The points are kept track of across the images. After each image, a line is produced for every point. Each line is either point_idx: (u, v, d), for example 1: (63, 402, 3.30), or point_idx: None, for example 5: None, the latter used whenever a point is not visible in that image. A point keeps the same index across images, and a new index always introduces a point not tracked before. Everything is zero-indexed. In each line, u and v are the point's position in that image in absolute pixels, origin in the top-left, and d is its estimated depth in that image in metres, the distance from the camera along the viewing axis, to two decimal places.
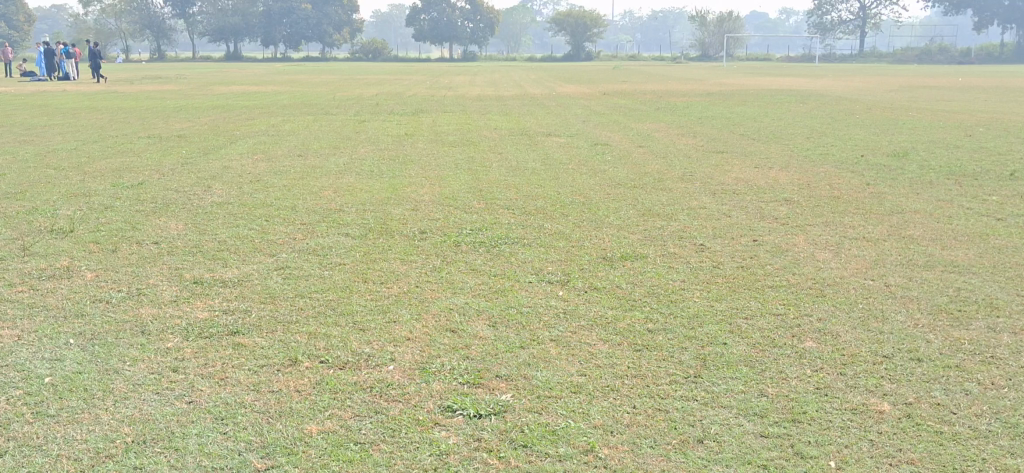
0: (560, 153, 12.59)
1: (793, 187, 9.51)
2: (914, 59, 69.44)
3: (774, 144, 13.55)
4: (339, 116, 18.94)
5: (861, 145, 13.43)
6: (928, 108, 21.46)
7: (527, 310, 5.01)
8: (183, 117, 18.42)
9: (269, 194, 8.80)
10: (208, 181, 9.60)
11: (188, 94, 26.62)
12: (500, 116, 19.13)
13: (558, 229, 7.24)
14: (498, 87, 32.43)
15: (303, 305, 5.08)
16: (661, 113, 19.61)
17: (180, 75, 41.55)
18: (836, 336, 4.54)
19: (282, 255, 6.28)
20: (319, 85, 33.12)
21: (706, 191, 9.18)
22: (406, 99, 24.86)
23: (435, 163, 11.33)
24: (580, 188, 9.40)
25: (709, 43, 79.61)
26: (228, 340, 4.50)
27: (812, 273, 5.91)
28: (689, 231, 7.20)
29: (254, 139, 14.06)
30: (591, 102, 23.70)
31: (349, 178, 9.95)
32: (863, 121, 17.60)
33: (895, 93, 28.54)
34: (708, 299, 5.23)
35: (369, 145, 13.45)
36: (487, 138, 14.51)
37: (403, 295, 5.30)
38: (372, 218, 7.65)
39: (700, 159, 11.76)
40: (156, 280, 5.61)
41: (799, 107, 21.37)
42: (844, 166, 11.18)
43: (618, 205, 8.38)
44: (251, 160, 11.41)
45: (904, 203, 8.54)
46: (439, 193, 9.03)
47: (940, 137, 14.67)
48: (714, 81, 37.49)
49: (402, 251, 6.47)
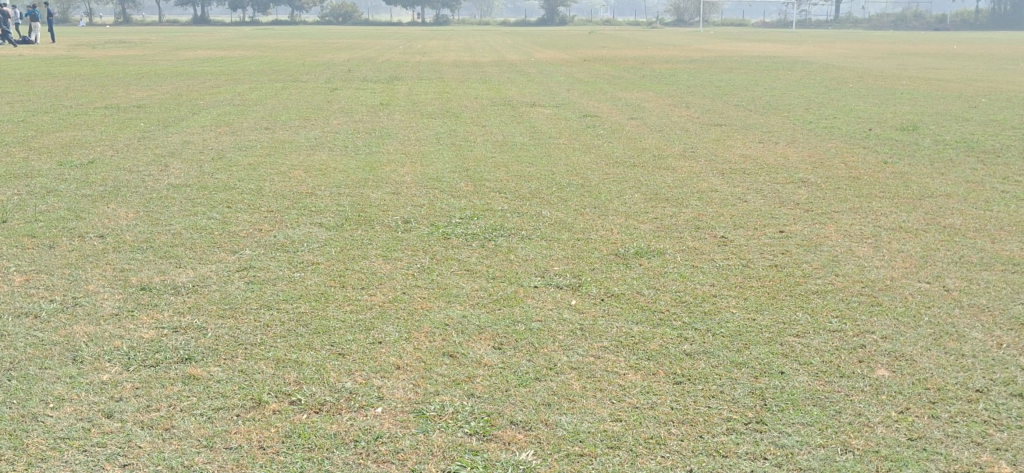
0: (548, 125, 11.84)
1: (807, 166, 8.79)
2: (889, 26, 69.11)
3: (773, 116, 12.84)
4: (309, 83, 18.01)
5: (865, 117, 12.77)
6: (922, 76, 20.83)
7: (537, 326, 4.22)
8: (144, 84, 17.39)
9: (232, 175, 7.94)
10: (166, 158, 8.73)
11: (152, 59, 25.55)
12: (480, 84, 18.27)
13: (559, 217, 6.45)
14: (475, 52, 31.63)
15: (269, 320, 4.26)
16: (648, 81, 18.88)
17: (144, 38, 40.34)
18: (912, 362, 3.79)
19: (245, 252, 5.44)
20: (288, 50, 32.12)
21: (713, 171, 8.43)
22: (378, 65, 23.92)
23: (415, 137, 10.52)
24: (576, 167, 8.63)
25: (685, 9, 78.96)
26: (176, 370, 3.68)
27: (857, 272, 5.18)
28: (705, 220, 6.44)
29: (218, 109, 13.15)
30: (572, 68, 22.93)
31: (321, 155, 9.12)
32: (858, 91, 16.96)
33: (882, 60, 27.97)
34: (747, 309, 4.47)
35: (343, 115, 12.60)
36: (469, 109, 13.68)
37: (389, 305, 4.50)
38: (348, 204, 6.84)
39: (699, 134, 11.00)
40: (96, 285, 4.75)
41: (788, 76, 20.68)
42: (853, 140, 10.49)
43: (620, 187, 7.62)
44: (215, 133, 10.53)
45: (932, 184, 7.85)
46: (420, 172, 8.23)
47: (943, 108, 14.04)
48: (695, 47, 36.83)
49: (385, 246, 5.66)
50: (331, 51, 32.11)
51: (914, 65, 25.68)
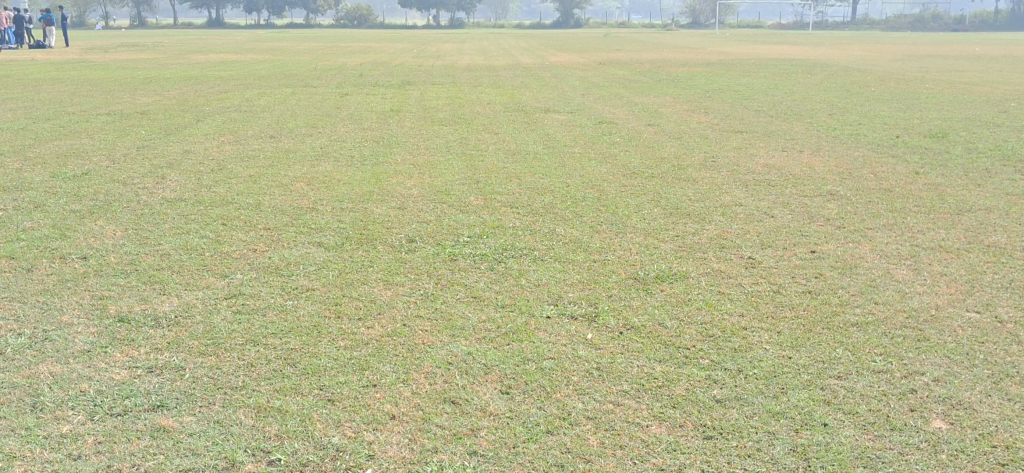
0: (562, 132, 11.46)
1: (835, 177, 8.35)
2: (907, 27, 68.42)
3: (795, 122, 12.42)
4: (319, 88, 17.66)
5: (892, 123, 12.33)
6: (947, 79, 20.36)
7: (550, 365, 3.81)
8: (151, 89, 17.07)
9: (231, 187, 7.57)
10: (164, 170, 8.37)
11: (163, 63, 25.27)
12: (493, 88, 17.92)
13: (574, 235, 6.05)
14: (489, 56, 31.21)
15: (255, 358, 3.87)
16: (665, 85, 18.47)
17: (157, 42, 40.11)
18: (972, 412, 3.37)
19: (236, 276, 5.06)
20: (301, 53, 31.86)
21: (736, 183, 8.01)
22: (391, 69, 23.59)
23: (425, 146, 10.14)
24: (591, 178, 8.24)
25: (700, 11, 78.45)
26: (146, 421, 3.30)
27: (900, 299, 4.76)
28: (730, 238, 6.03)
29: (224, 116, 12.80)
30: (587, 72, 22.54)
31: (326, 165, 8.75)
32: (881, 95, 16.51)
33: (903, 62, 27.47)
34: (782, 346, 4.06)
35: (351, 123, 12.25)
36: (481, 115, 13.29)
37: (387, 338, 4.10)
38: (350, 220, 6.45)
39: (719, 141, 10.60)
40: (70, 316, 4.38)
41: (808, 79, 20.26)
42: (880, 148, 10.06)
43: (637, 201, 7.21)
44: (218, 142, 10.17)
45: (970, 197, 7.42)
46: (428, 184, 7.85)
47: (970, 113, 13.56)
48: (712, 50, 36.36)
49: (386, 268, 5.27)
50: (344, 54, 31.89)
51: (937, 66, 25.19)
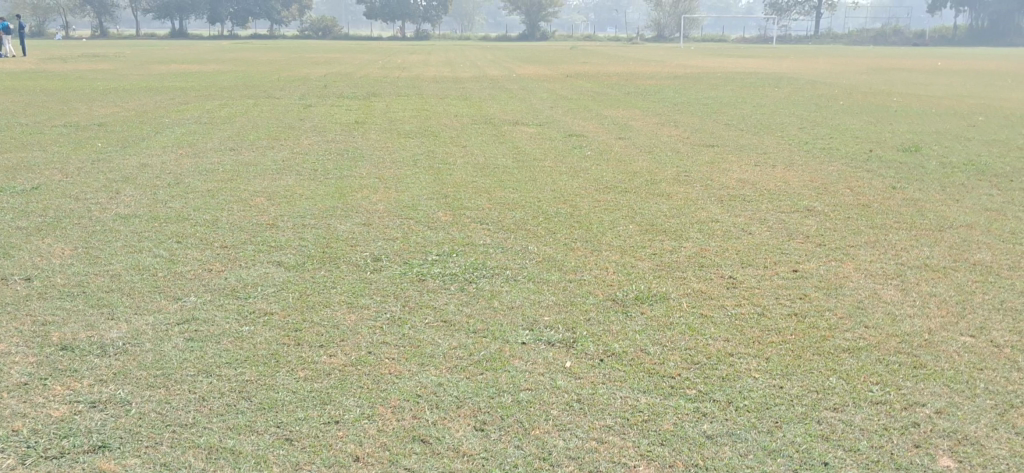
0: (532, 145, 11.22)
1: (811, 192, 8.19)
2: (870, 41, 69.03)
3: (767, 136, 12.28)
4: (282, 99, 17.31)
5: (864, 137, 12.23)
6: (914, 93, 20.41)
7: (527, 398, 3.55)
8: (108, 100, 16.62)
9: (187, 203, 7.25)
10: (118, 184, 8.02)
11: (122, 74, 24.73)
12: (460, 100, 17.67)
13: (547, 254, 5.80)
14: (454, 67, 30.99)
15: (208, 392, 3.58)
16: (633, 97, 18.34)
17: (118, 53, 39.38)
18: (979, 448, 3.16)
19: (190, 299, 4.74)
20: (264, 64, 31.48)
21: (711, 198, 7.82)
22: (355, 80, 23.25)
23: (390, 159, 9.86)
24: (563, 192, 8.01)
25: (665, 24, 78.77)
26: (85, 465, 3.00)
27: (891, 322, 4.55)
28: (710, 256, 5.81)
29: (183, 128, 12.43)
30: (554, 84, 22.36)
31: (288, 179, 8.44)
32: (851, 108, 16.46)
33: (868, 75, 27.59)
34: (772, 374, 3.83)
35: (314, 134, 11.94)
36: (448, 128, 13.01)
37: (351, 368, 3.82)
38: (312, 238, 6.16)
39: (692, 155, 10.42)
40: (8, 345, 4.05)
41: (776, 92, 20.22)
42: (855, 163, 9.92)
43: (612, 217, 6.98)
44: (175, 155, 9.81)
45: (951, 213, 7.27)
46: (394, 199, 7.57)
47: (940, 127, 13.52)
48: (678, 62, 36.40)
49: (350, 290, 4.98)
50: (308, 65, 31.56)
51: (903, 79, 25.35)
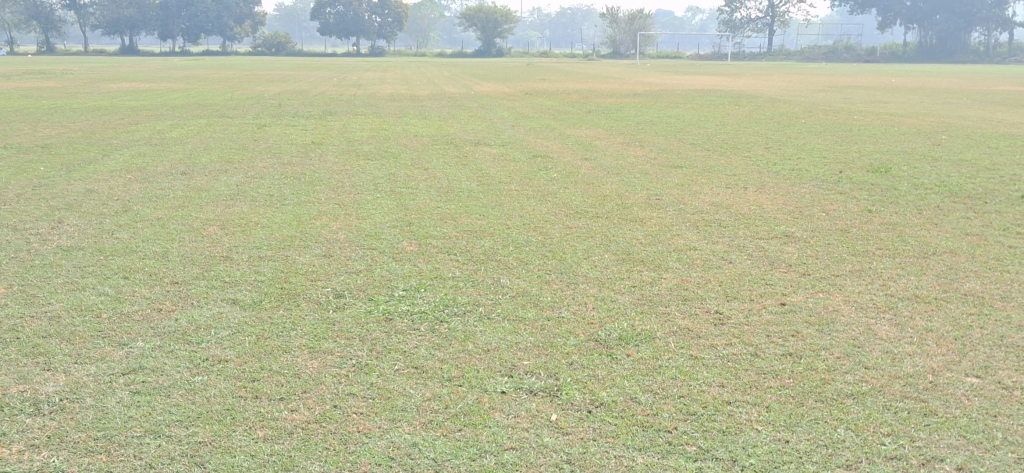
0: (496, 166, 10.94)
1: (787, 216, 7.96)
2: (822, 58, 69.74)
3: (734, 156, 12.09)
4: (236, 119, 16.85)
5: (831, 157, 12.07)
6: (874, 111, 20.44)
7: (511, 459, 3.23)
8: (54, 120, 16.06)
9: (135, 233, 6.83)
10: (61, 212, 7.59)
11: (70, 92, 24.07)
12: (419, 119, 17.35)
13: (521, 288, 5.49)
14: (412, 84, 30.69)
15: (156, 458, 3.20)
16: (595, 116, 18.13)
17: (65, 70, 38.56)
18: None
19: (137, 345, 4.36)
20: (216, 82, 30.86)
21: (685, 223, 7.56)
22: (311, 99, 22.82)
23: (350, 183, 9.51)
24: (532, 218, 7.71)
25: (620, 41, 79.14)
26: None
27: (891, 362, 4.29)
28: (693, 289, 5.53)
29: (131, 150, 11.97)
30: (514, 102, 22.11)
31: (243, 206, 8.06)
32: (813, 127, 16.38)
33: (825, 93, 27.71)
34: (775, 425, 3.54)
35: (270, 156, 11.55)
36: (408, 149, 12.68)
37: (316, 426, 3.46)
38: (270, 272, 5.79)
39: (660, 177, 10.19)
40: None
41: (737, 110, 20.15)
42: (827, 184, 9.74)
43: (585, 245, 6.70)
44: (124, 180, 9.37)
45: (932, 238, 7.08)
46: (356, 227, 7.22)
47: (905, 146, 13.45)
48: (637, 79, 36.34)
49: (313, 333, 4.62)
50: (262, 82, 31.01)
51: (861, 97, 25.45)
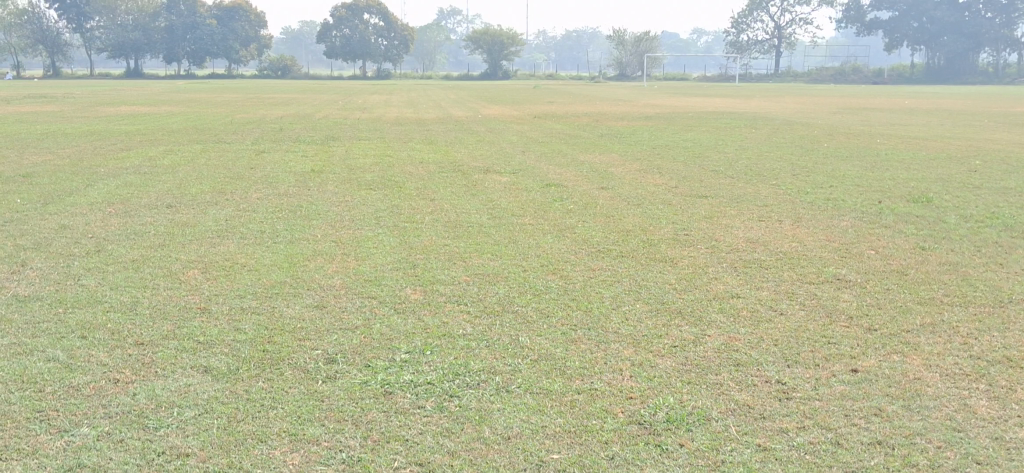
0: (508, 197, 10.18)
1: (833, 256, 7.15)
2: (829, 80, 68.97)
3: (760, 184, 11.32)
4: (234, 145, 16.09)
5: (865, 185, 11.27)
6: (897, 134, 19.69)
7: None
8: (43, 147, 15.30)
9: (104, 278, 6.06)
10: (27, 253, 6.82)
11: (65, 116, 23.34)
12: (425, 145, 16.61)
13: (545, 349, 4.70)
14: (418, 108, 30.02)
15: None
16: (608, 141, 17.37)
17: (65, 93, 37.94)
18: None
19: (81, 433, 3.59)
20: (218, 105, 30.10)
21: (722, 264, 6.77)
22: (313, 123, 22.09)
23: (350, 216, 8.75)
24: (550, 258, 6.93)
25: (627, 63, 78.43)
26: None
27: (1007, 454, 3.47)
28: (746, 350, 4.72)
29: (118, 179, 11.21)
30: (523, 126, 21.35)
31: (231, 244, 7.30)
32: (838, 152, 15.60)
33: (842, 115, 26.91)
34: None
35: (266, 186, 10.78)
36: (413, 177, 11.92)
37: None
38: (252, 328, 5.02)
39: (686, 208, 9.42)
40: None
41: (755, 134, 19.38)
42: (867, 217, 8.95)
43: (612, 292, 5.91)
44: (104, 214, 8.62)
45: (1003, 282, 6.27)
46: (352, 270, 6.45)
47: (940, 173, 12.63)
48: (647, 101, 35.62)
49: (297, 411, 3.84)
50: (265, 106, 30.20)
51: (878, 120, 24.64)
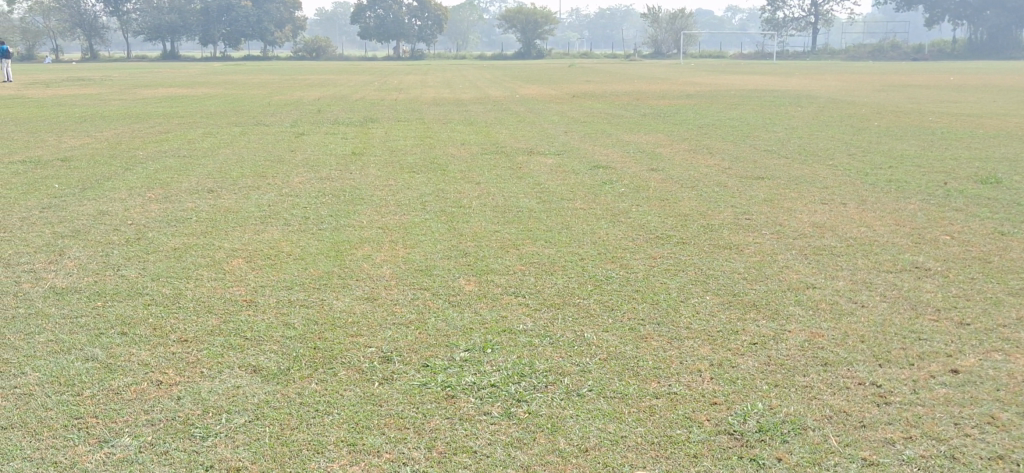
0: (556, 179, 9.83)
1: (907, 242, 6.74)
2: (869, 56, 67.81)
3: (817, 165, 10.88)
4: (273, 127, 15.85)
5: (926, 165, 10.81)
6: (950, 111, 19.10)
7: None
8: (81, 130, 15.14)
9: (145, 268, 5.81)
10: (66, 241, 6.57)
11: (104, 99, 23.24)
12: (465, 126, 16.26)
13: (615, 347, 4.36)
14: (455, 88, 29.61)
15: None
16: (651, 120, 16.96)
17: (104, 76, 37.95)
18: None
19: (123, 443, 3.31)
20: (254, 86, 29.93)
21: (790, 251, 6.39)
22: (351, 104, 21.82)
23: (395, 201, 8.45)
24: (607, 245, 6.58)
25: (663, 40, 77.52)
26: None
27: None
28: (832, 348, 4.35)
29: (157, 163, 10.98)
30: (562, 106, 20.95)
31: (275, 231, 7.02)
32: (892, 130, 15.09)
33: (889, 92, 26.22)
34: None
35: (307, 169, 10.51)
36: (456, 159, 11.60)
37: None
38: (300, 323, 4.72)
39: (743, 191, 9.03)
40: None
41: (802, 112, 18.86)
42: (936, 199, 8.51)
43: (676, 282, 5.56)
44: (145, 199, 8.37)
45: None
46: (402, 259, 6.15)
47: (1004, 152, 12.12)
48: (686, 80, 35.07)
49: (353, 418, 3.53)
50: (301, 87, 29.94)
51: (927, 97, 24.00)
